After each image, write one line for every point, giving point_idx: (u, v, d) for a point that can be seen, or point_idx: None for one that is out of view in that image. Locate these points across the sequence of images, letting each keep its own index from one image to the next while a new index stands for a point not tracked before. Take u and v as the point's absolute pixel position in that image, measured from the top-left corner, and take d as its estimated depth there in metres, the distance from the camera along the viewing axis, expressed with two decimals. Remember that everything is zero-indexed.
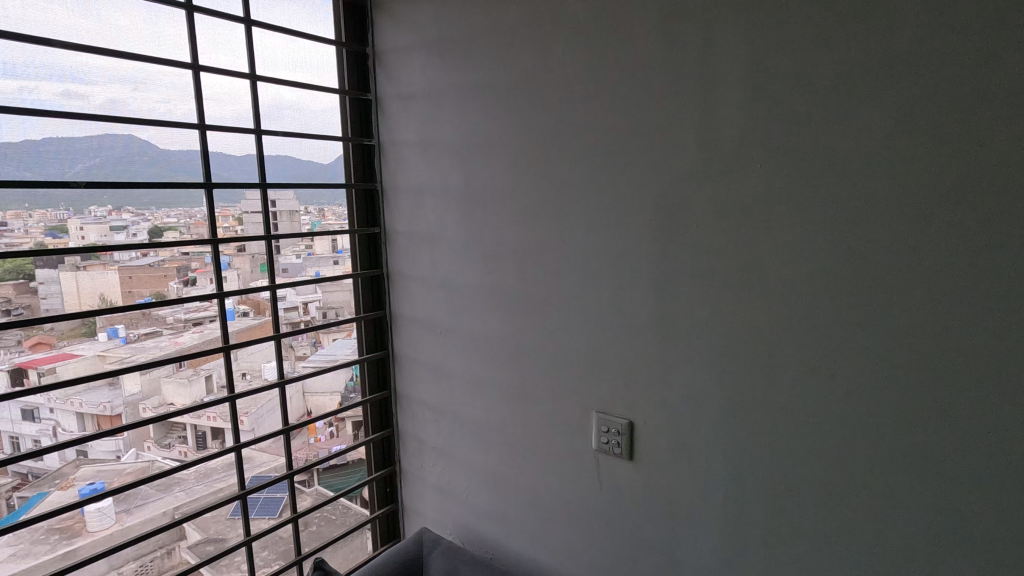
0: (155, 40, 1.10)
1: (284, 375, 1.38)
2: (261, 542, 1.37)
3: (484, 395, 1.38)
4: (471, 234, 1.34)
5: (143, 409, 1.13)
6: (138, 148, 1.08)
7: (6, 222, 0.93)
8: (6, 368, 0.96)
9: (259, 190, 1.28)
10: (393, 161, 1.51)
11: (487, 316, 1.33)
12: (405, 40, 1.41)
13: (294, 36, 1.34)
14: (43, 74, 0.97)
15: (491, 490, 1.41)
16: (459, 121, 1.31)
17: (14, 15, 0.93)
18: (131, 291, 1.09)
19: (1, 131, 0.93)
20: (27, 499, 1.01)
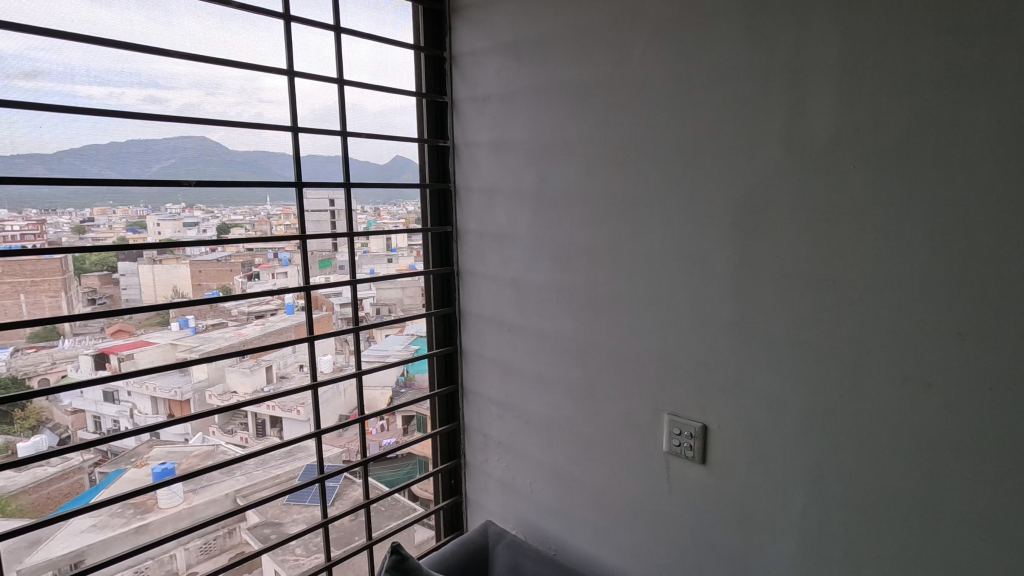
0: (254, 48, 1.19)
1: (340, 368, 1.42)
2: (337, 524, 1.46)
3: (552, 394, 1.39)
4: (543, 234, 1.35)
5: (209, 396, 1.19)
6: (222, 148, 1.16)
7: (93, 218, 1.01)
8: (90, 352, 1.03)
9: (343, 189, 1.37)
10: (466, 162, 1.55)
11: (556, 314, 1.35)
12: (481, 43, 1.44)
13: (379, 42, 1.42)
14: (130, 81, 1.04)
15: (556, 488, 1.42)
16: (534, 122, 1.33)
17: (126, 28, 1.03)
18: (200, 285, 1.15)
19: (90, 133, 1.00)
20: (106, 474, 1.08)
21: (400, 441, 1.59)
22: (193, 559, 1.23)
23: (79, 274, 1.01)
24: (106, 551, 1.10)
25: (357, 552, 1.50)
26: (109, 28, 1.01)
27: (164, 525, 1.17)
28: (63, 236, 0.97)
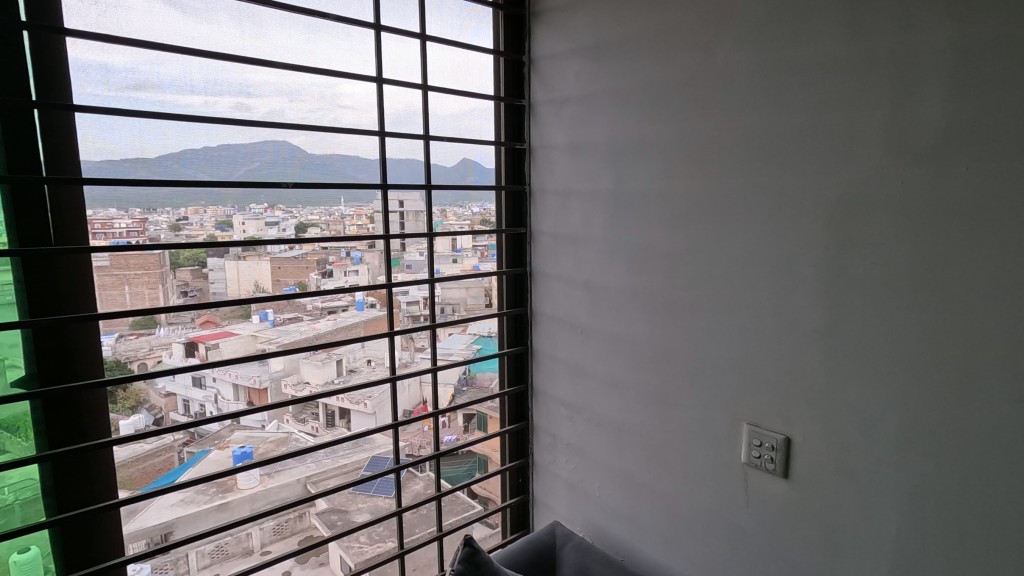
0: (348, 55, 1.27)
1: (406, 365, 1.45)
2: (413, 514, 1.52)
3: (623, 397, 1.38)
4: (619, 235, 1.35)
5: (284, 385, 1.23)
6: (314, 151, 1.23)
7: (187, 217, 1.07)
8: (182, 341, 1.09)
9: (425, 191, 1.43)
10: (543, 164, 1.58)
11: (630, 317, 1.34)
12: (561, 47, 1.46)
13: (461, 48, 1.47)
14: (222, 90, 1.10)
15: (625, 492, 1.40)
16: (612, 124, 1.33)
17: (239, 42, 1.12)
18: (279, 280, 1.20)
19: (191, 138, 1.08)
20: (193, 453, 1.13)
21: (463, 440, 1.61)
22: (266, 538, 1.27)
23: (174, 269, 1.07)
24: (193, 527, 1.15)
25: (427, 544, 1.55)
26: (226, 42, 1.10)
27: (242, 505, 1.21)
28: (161, 234, 1.04)
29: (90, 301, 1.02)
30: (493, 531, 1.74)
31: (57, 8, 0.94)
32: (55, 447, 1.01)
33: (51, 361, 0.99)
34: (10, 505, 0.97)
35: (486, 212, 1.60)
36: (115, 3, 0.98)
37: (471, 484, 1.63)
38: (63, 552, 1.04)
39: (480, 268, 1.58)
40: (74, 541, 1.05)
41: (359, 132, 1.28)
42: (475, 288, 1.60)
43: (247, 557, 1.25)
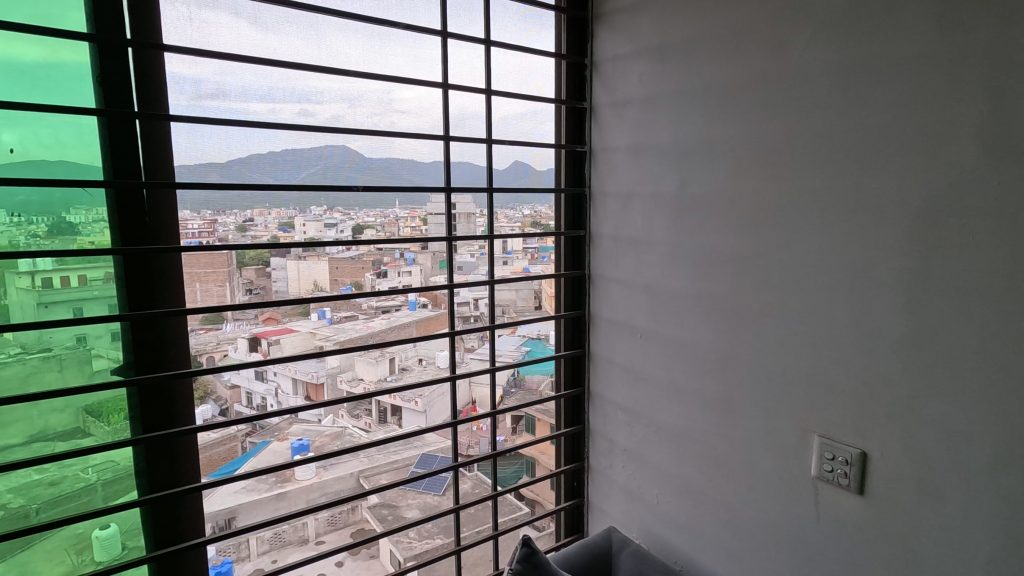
0: (416, 63, 1.31)
1: (456, 364, 1.45)
2: (470, 514, 1.55)
3: (684, 404, 1.36)
4: (682, 239, 1.32)
5: (339, 381, 1.27)
6: (372, 155, 1.26)
7: (253, 219, 1.11)
8: (247, 336, 1.15)
9: (486, 194, 1.46)
10: (604, 167, 1.57)
11: (693, 323, 1.31)
12: (624, 48, 1.46)
13: (524, 52, 1.49)
14: (289, 97, 1.15)
15: (684, 501, 1.37)
16: (677, 126, 1.31)
17: (318, 52, 1.18)
18: (337, 280, 1.23)
19: (265, 143, 1.13)
20: (255, 444, 1.19)
21: (509, 442, 1.60)
22: (321, 529, 1.32)
23: (240, 268, 1.13)
24: (253, 515, 1.21)
25: (483, 542, 1.57)
26: (307, 53, 1.17)
27: (300, 496, 1.26)
28: (229, 234, 1.09)
29: (177, 294, 1.09)
30: (540, 534, 1.74)
31: (157, 25, 1.02)
32: (148, 431, 1.08)
33: (146, 352, 1.07)
34: (93, 484, 1.04)
35: (537, 214, 1.58)
36: (208, 20, 1.06)
37: (519, 486, 1.62)
38: (152, 530, 1.12)
39: (530, 271, 1.58)
40: (161, 520, 1.12)
41: (414, 137, 1.31)
42: (526, 291, 1.59)
43: (302, 546, 1.29)
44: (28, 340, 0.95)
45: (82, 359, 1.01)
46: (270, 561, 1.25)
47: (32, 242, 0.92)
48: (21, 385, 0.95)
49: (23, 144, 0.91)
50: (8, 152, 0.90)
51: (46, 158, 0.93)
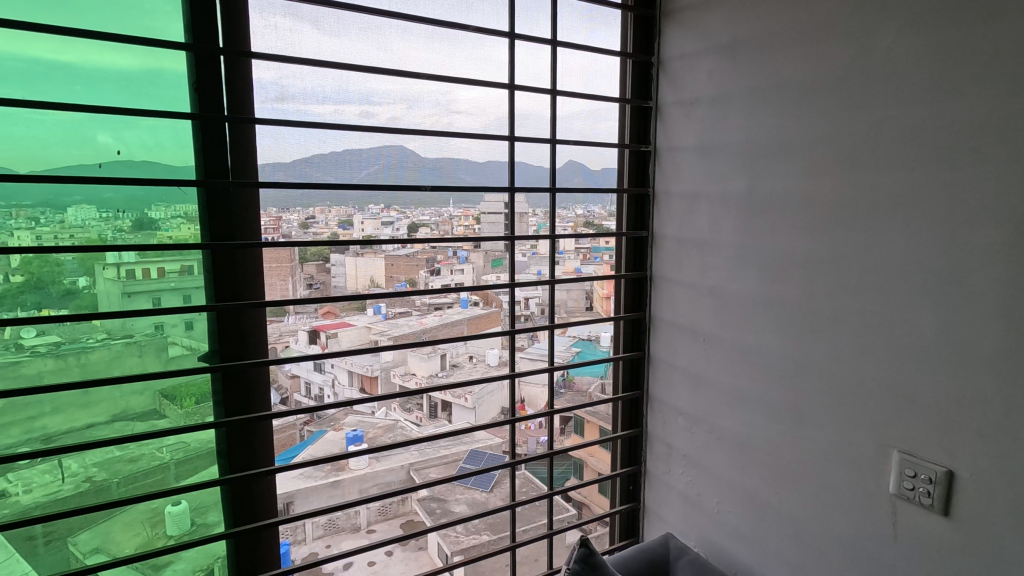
0: (484, 65, 1.34)
1: (503, 363, 1.46)
2: (528, 510, 1.57)
3: (749, 411, 1.32)
4: (752, 241, 1.28)
5: (393, 375, 1.29)
6: (427, 155, 1.28)
7: (314, 217, 1.16)
8: (307, 329, 1.20)
9: (550, 194, 1.47)
10: (668, 166, 1.54)
11: (761, 328, 1.27)
12: (693, 45, 1.43)
13: (591, 52, 1.49)
14: (359, 99, 1.19)
15: (747, 512, 1.33)
16: (749, 124, 1.27)
17: (394, 55, 1.22)
18: (392, 276, 1.26)
19: (333, 142, 1.17)
20: (312, 432, 1.24)
21: (557, 442, 1.58)
22: (373, 518, 1.35)
23: (301, 263, 1.17)
24: (308, 502, 1.26)
25: (538, 540, 1.58)
26: (383, 57, 1.21)
27: (353, 485, 1.30)
28: (292, 231, 1.15)
29: (259, 288, 1.17)
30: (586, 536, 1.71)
31: (247, 34, 1.08)
32: (228, 416, 1.16)
33: (230, 341, 1.14)
34: (166, 462, 1.11)
35: (590, 215, 1.55)
36: (291, 27, 1.12)
37: (569, 488, 1.61)
38: (229, 507, 1.19)
39: (581, 271, 1.56)
40: (239, 499, 1.19)
41: (471, 137, 1.32)
42: (577, 291, 1.56)
43: (355, 533, 1.33)
44: (113, 327, 1.03)
45: (160, 346, 1.07)
46: (325, 545, 1.30)
47: (118, 237, 1.00)
48: (106, 368, 1.03)
49: (127, 146, 0.99)
50: (115, 153, 0.99)
51: (148, 159, 1.02)
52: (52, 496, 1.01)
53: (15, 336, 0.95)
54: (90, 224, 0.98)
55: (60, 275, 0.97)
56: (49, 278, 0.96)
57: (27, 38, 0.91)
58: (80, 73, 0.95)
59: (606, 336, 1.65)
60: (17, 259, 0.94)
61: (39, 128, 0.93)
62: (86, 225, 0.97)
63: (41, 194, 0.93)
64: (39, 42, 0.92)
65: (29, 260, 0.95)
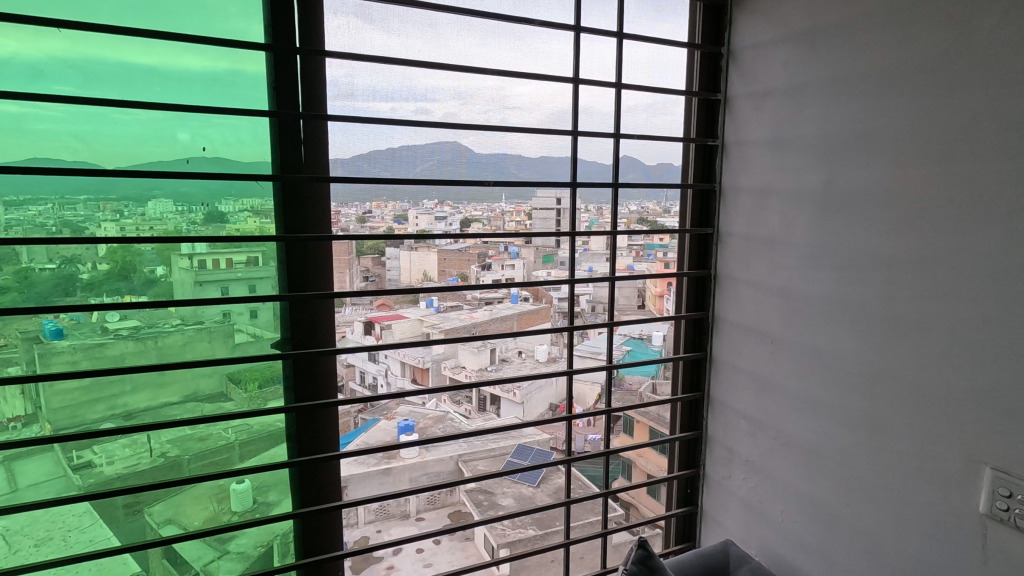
0: (549, 59, 1.33)
1: (553, 360, 1.44)
2: (580, 508, 1.56)
3: (819, 418, 1.26)
4: (827, 239, 1.22)
5: (444, 367, 1.31)
6: (481, 151, 1.28)
7: (371, 211, 1.19)
8: (361, 320, 1.22)
9: (613, 189, 1.45)
10: (737, 161, 1.49)
11: (835, 331, 1.21)
12: (767, 35, 1.37)
13: (658, 44, 1.45)
14: (424, 97, 1.22)
15: (815, 523, 1.28)
16: (826, 117, 1.21)
17: (460, 52, 1.24)
18: (445, 270, 1.28)
19: (392, 138, 1.19)
20: (365, 420, 1.27)
21: (609, 442, 1.55)
22: (421, 506, 1.37)
23: (358, 256, 1.20)
24: (362, 488, 1.31)
25: (592, 539, 1.56)
26: (449, 54, 1.23)
27: (402, 475, 1.32)
28: (350, 225, 1.19)
29: (328, 280, 1.21)
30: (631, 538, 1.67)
31: (321, 35, 1.12)
32: (297, 401, 1.21)
33: (301, 329, 1.19)
34: (232, 443, 1.17)
35: (643, 211, 1.50)
36: (364, 27, 1.15)
37: (619, 488, 1.58)
38: (298, 489, 1.25)
39: (633, 268, 1.51)
40: (307, 481, 1.25)
41: (527, 131, 1.31)
42: (627, 288, 1.52)
43: (403, 521, 1.36)
44: (186, 314, 1.09)
45: (227, 332, 1.12)
46: (375, 530, 1.33)
47: (191, 229, 1.05)
48: (180, 352, 1.09)
49: (212, 143, 1.06)
50: (201, 150, 1.05)
51: (231, 156, 1.08)
52: (132, 468, 1.09)
53: (102, 320, 1.03)
54: (168, 217, 1.03)
55: (141, 264, 1.04)
56: (133, 266, 1.03)
57: (120, 43, 0.98)
58: (160, 74, 1.01)
59: (658, 336, 1.60)
60: (104, 249, 1.01)
61: (124, 127, 1.00)
62: (164, 218, 1.03)
63: (126, 188, 1.01)
64: (127, 45, 0.98)
65: (114, 249, 1.02)
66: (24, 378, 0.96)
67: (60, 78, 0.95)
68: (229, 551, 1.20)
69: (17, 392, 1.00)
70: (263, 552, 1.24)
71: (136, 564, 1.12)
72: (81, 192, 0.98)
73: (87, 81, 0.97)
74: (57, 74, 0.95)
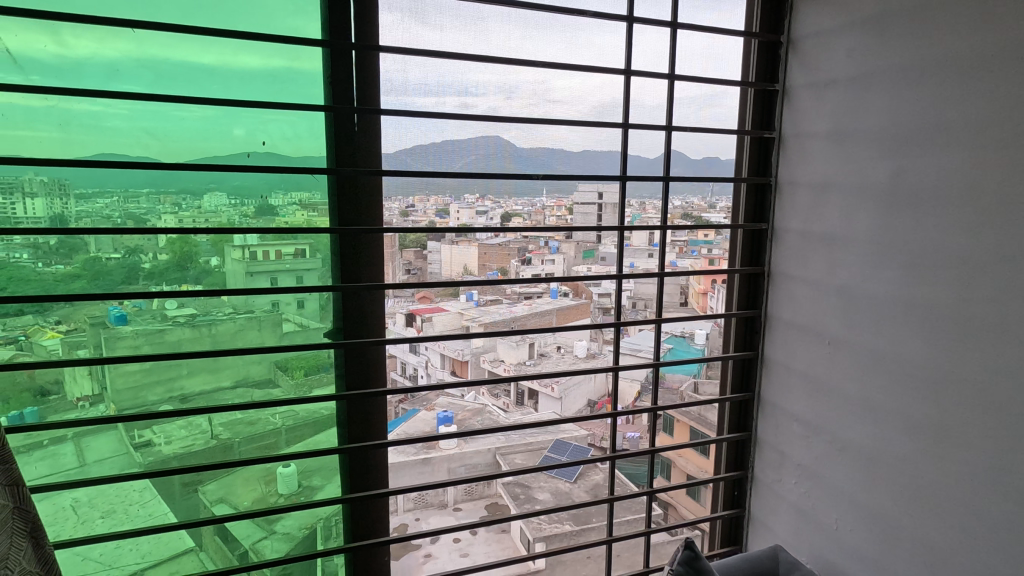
0: (602, 51, 1.32)
1: (592, 356, 1.42)
2: (622, 506, 1.55)
3: (880, 423, 1.20)
4: (893, 236, 1.16)
5: (483, 360, 1.32)
6: (523, 146, 1.28)
7: (414, 205, 1.21)
8: (404, 312, 1.25)
9: (664, 183, 1.43)
10: (795, 154, 1.44)
11: (899, 333, 1.16)
12: (830, 22, 1.31)
13: (713, 33, 1.41)
14: (474, 91, 1.22)
15: (872, 532, 1.23)
16: (895, 107, 1.15)
17: (512, 46, 1.24)
18: (485, 264, 1.28)
19: (436, 132, 1.21)
20: (406, 410, 1.30)
21: (647, 442, 1.53)
22: (458, 497, 1.39)
23: (402, 249, 1.22)
24: (401, 478, 1.33)
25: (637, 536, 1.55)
26: (502, 48, 1.23)
27: (441, 464, 1.35)
28: (393, 218, 1.21)
29: (381, 271, 1.23)
30: (670, 538, 1.64)
31: (376, 30, 1.14)
32: (349, 389, 1.24)
33: (353, 320, 1.22)
34: (279, 428, 1.21)
35: (688, 206, 1.47)
36: (419, 22, 1.16)
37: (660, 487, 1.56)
38: (348, 475, 1.28)
39: (675, 265, 1.48)
40: (356, 468, 1.29)
41: (568, 125, 1.30)
42: (669, 286, 1.48)
43: (441, 510, 1.38)
44: (238, 303, 1.13)
45: (276, 321, 1.16)
46: (414, 518, 1.36)
47: (243, 221, 1.09)
48: (232, 339, 1.14)
49: (272, 138, 1.10)
50: (262, 144, 1.09)
51: (289, 150, 1.12)
52: (187, 449, 1.15)
53: (161, 307, 1.08)
54: (222, 210, 1.08)
55: (196, 255, 1.08)
56: (190, 257, 1.08)
57: (185, 43, 1.03)
58: (223, 72, 1.05)
59: (700, 334, 1.55)
60: (164, 240, 1.06)
61: (185, 124, 1.05)
62: (218, 211, 1.08)
63: (186, 182, 1.05)
64: (190, 44, 1.03)
65: (173, 240, 1.07)
66: (91, 361, 1.02)
67: (130, 78, 1.00)
68: (275, 532, 1.25)
69: (85, 373, 1.07)
70: (307, 535, 1.27)
71: (191, 540, 1.19)
72: (144, 185, 1.03)
73: (157, 80, 1.02)
74: (130, 74, 1.00)
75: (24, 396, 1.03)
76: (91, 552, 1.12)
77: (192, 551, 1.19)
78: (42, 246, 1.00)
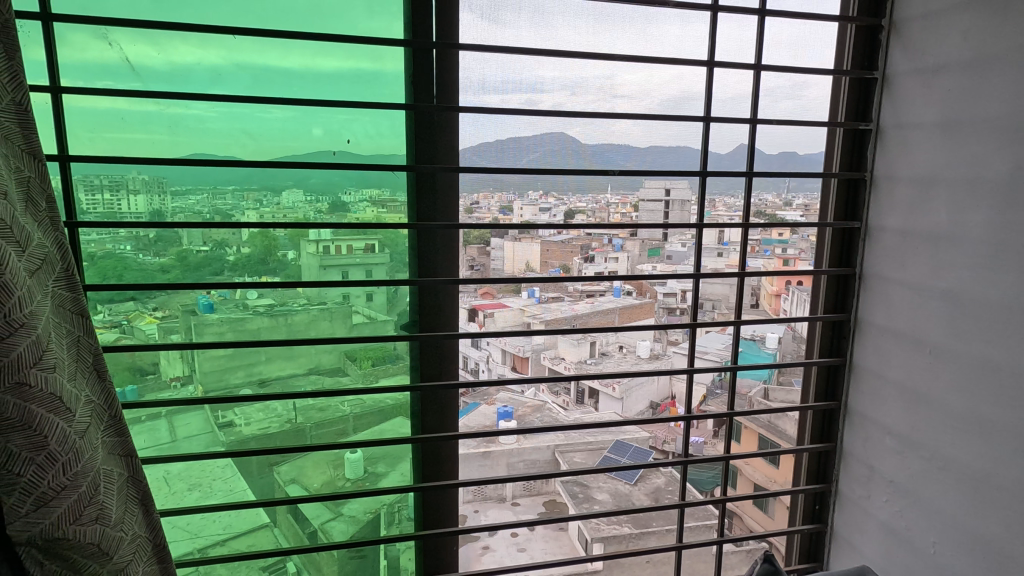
0: (683, 43, 1.28)
1: (656, 356, 1.38)
2: (690, 511, 1.50)
3: (991, 441, 1.10)
4: (1011, 237, 1.06)
5: (544, 357, 1.31)
6: (594, 142, 1.26)
7: (478, 202, 1.22)
8: (466, 308, 1.26)
9: (746, 179, 1.37)
10: (895, 148, 1.34)
11: (1017, 343, 1.05)
12: (941, 2, 1.21)
13: (805, 19, 1.33)
14: (545, 87, 1.22)
15: (977, 559, 1.13)
16: (1019, 94, 1.04)
17: (589, 40, 1.22)
18: (547, 262, 1.27)
19: (502, 129, 1.21)
20: (467, 403, 1.31)
21: (711, 447, 1.47)
22: (517, 492, 1.39)
23: (465, 245, 1.24)
24: (463, 470, 1.36)
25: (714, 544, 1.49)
26: (579, 42, 1.22)
27: (501, 458, 1.36)
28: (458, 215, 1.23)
29: (454, 267, 1.25)
30: (736, 548, 1.57)
31: (456, 28, 1.16)
32: (422, 380, 1.28)
33: (427, 314, 1.25)
34: (346, 415, 1.26)
35: (762, 203, 1.39)
36: (498, 19, 1.17)
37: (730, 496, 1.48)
38: (419, 464, 1.32)
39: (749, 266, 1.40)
40: (426, 458, 1.32)
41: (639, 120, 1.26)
42: (745, 287, 1.41)
43: (500, 504, 1.39)
44: (311, 295, 1.19)
45: (346, 313, 1.21)
46: (473, 510, 1.38)
47: (318, 217, 1.14)
48: (306, 328, 1.20)
49: (356, 136, 1.14)
50: (346, 142, 1.14)
51: (371, 148, 1.16)
52: (265, 431, 1.22)
53: (243, 297, 1.15)
54: (299, 206, 1.13)
55: (276, 249, 1.14)
56: (269, 251, 1.14)
57: (279, 47, 1.08)
58: (312, 74, 1.11)
59: (773, 337, 1.46)
60: (246, 234, 1.13)
61: (275, 124, 1.11)
62: (296, 207, 1.13)
63: (269, 180, 1.11)
64: (283, 48, 1.09)
65: (255, 234, 1.13)
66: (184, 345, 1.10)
67: (229, 81, 1.07)
68: (342, 514, 1.30)
69: (178, 355, 1.15)
70: (371, 518, 1.32)
71: (266, 515, 1.26)
72: (230, 183, 1.10)
73: (254, 83, 1.08)
74: (233, 78, 1.07)
75: (127, 374, 1.13)
76: (179, 521, 1.21)
77: (267, 527, 1.26)
78: (142, 238, 1.09)
